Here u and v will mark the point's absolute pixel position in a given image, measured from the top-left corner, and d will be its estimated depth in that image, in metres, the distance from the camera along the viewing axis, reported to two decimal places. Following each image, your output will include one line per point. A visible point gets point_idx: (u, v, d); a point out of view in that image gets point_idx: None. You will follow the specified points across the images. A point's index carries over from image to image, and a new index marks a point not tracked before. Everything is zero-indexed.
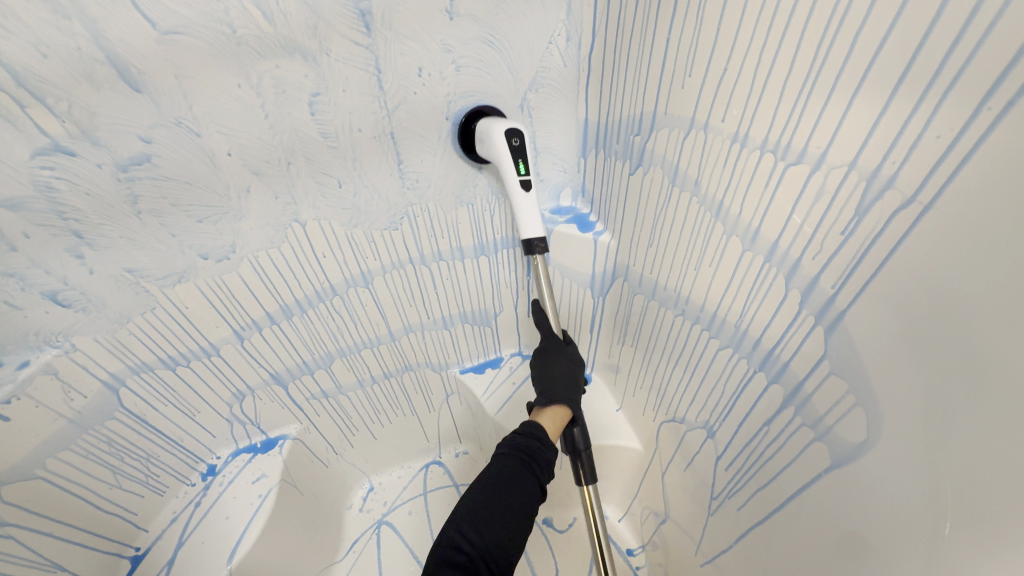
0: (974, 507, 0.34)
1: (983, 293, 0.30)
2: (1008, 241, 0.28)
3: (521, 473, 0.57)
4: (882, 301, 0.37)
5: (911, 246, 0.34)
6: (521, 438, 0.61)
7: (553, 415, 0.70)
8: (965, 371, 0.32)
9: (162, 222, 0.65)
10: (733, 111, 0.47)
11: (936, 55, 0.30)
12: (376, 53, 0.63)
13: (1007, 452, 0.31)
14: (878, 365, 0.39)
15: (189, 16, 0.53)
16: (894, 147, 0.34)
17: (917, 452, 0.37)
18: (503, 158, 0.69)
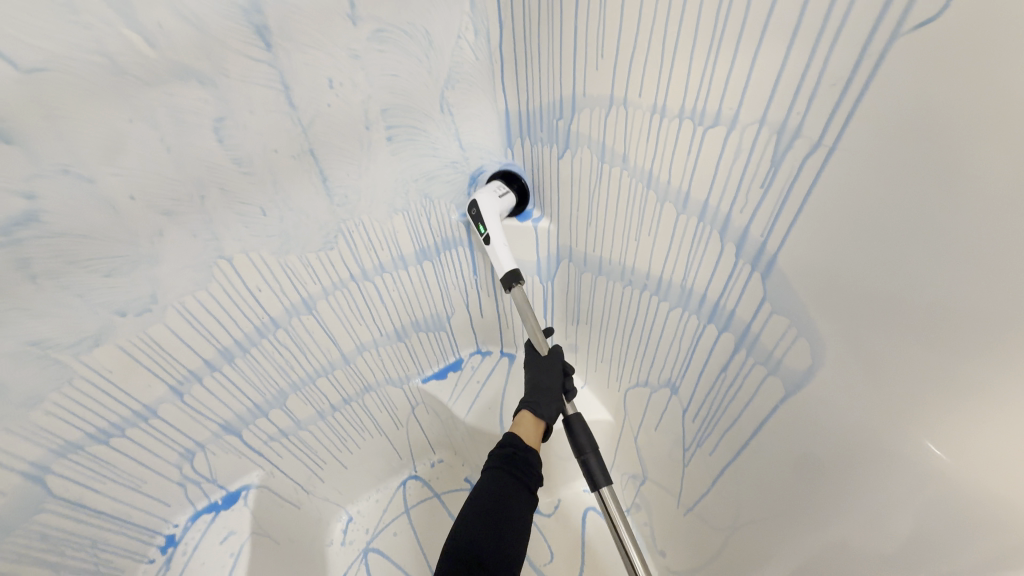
0: (919, 395, 0.38)
1: (934, 204, 0.32)
2: (912, 150, 0.32)
3: (504, 481, 0.60)
4: (826, 223, 0.39)
5: (824, 182, 0.38)
6: (501, 447, 0.64)
7: (526, 423, 0.71)
8: (889, 278, 0.36)
9: (64, 283, 0.58)
10: (648, 86, 0.50)
11: (820, 11, 0.33)
12: (279, 67, 0.59)
13: (935, 340, 0.35)
14: (812, 291, 0.43)
15: (57, 50, 0.47)
16: (796, 100, 0.37)
17: (857, 361, 0.41)
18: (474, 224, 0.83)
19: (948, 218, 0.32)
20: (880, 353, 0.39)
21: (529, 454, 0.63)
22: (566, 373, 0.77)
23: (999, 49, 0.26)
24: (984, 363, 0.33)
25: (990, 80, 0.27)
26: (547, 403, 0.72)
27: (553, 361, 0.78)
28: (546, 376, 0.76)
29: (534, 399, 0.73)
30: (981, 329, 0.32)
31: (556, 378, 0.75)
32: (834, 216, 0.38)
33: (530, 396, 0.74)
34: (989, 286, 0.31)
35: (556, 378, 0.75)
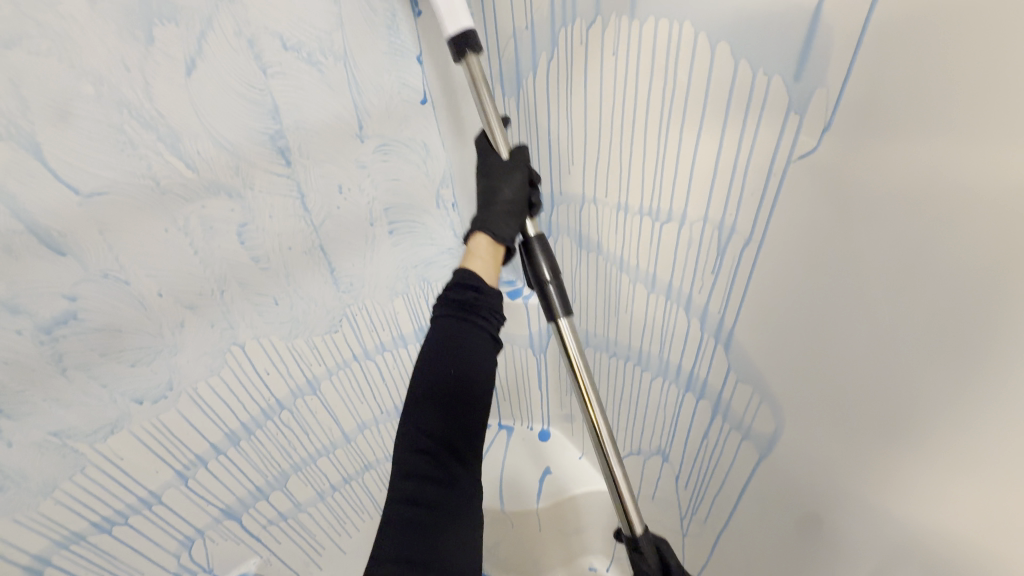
0: (877, 436, 0.37)
1: (882, 243, 0.33)
2: (852, 198, 0.34)
3: (463, 331, 0.50)
4: (801, 268, 0.40)
5: (782, 230, 0.40)
6: (454, 292, 0.51)
7: (482, 250, 0.55)
8: (841, 313, 0.37)
9: (90, 374, 0.63)
10: (612, 188, 0.58)
11: (733, 141, 0.42)
12: (297, 179, 0.68)
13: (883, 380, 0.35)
14: (780, 323, 0.44)
15: (113, 177, 0.55)
16: (726, 205, 0.45)
17: (823, 399, 0.42)
18: None
19: (882, 261, 0.33)
20: (861, 400, 0.38)
21: (490, 298, 0.52)
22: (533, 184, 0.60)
23: (924, 108, 0.28)
24: (954, 412, 0.31)
25: (921, 129, 0.29)
26: (505, 222, 0.55)
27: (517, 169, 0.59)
28: (506, 184, 0.57)
29: (489, 218, 0.55)
30: (947, 375, 0.31)
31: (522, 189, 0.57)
32: (807, 264, 0.39)
33: (486, 212, 0.56)
34: (951, 329, 0.30)
35: (519, 187, 0.57)
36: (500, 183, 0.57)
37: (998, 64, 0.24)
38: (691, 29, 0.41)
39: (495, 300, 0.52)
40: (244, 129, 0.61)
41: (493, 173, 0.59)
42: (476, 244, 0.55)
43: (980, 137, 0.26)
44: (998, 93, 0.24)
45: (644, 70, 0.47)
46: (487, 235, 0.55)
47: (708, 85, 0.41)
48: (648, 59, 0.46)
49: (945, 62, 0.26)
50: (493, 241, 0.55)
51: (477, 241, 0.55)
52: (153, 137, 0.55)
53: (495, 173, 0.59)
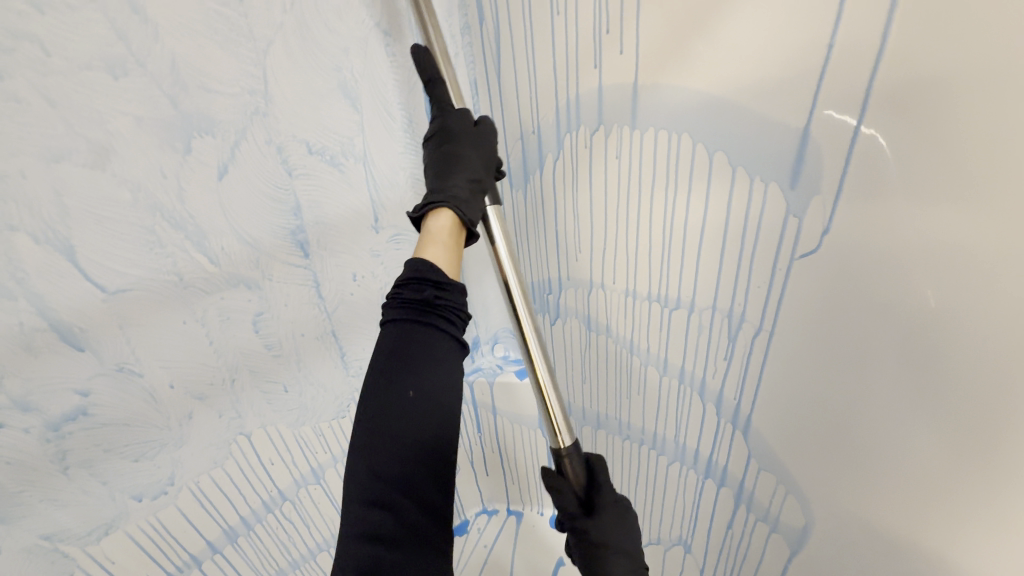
0: (918, 487, 0.35)
1: (887, 283, 0.33)
2: (849, 249, 0.35)
3: (421, 338, 0.47)
4: (810, 317, 0.40)
5: (788, 298, 0.41)
6: (410, 291, 0.48)
7: (442, 231, 0.52)
8: (858, 359, 0.37)
9: (91, 472, 0.61)
10: (619, 274, 0.61)
11: (736, 237, 0.44)
12: (314, 268, 0.70)
13: (912, 423, 0.34)
14: (797, 378, 0.43)
15: (138, 275, 0.56)
16: (734, 295, 0.46)
17: (854, 453, 0.40)
18: None
19: (891, 302, 0.33)
20: (880, 450, 0.37)
21: (455, 290, 0.50)
22: (494, 164, 0.60)
23: (938, 178, 0.28)
24: (979, 473, 0.31)
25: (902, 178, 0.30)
26: (471, 202, 0.54)
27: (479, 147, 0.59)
28: (470, 159, 0.57)
29: (455, 195, 0.53)
30: (972, 434, 0.30)
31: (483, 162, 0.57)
32: (815, 310, 0.39)
33: (450, 188, 0.54)
34: (970, 391, 0.30)
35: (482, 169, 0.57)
36: (465, 152, 0.57)
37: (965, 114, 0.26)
38: (689, 140, 0.44)
39: (455, 289, 0.50)
40: (265, 223, 0.63)
41: (456, 144, 0.57)
42: (438, 224, 0.52)
43: (957, 173, 0.27)
44: (972, 138, 0.26)
45: (647, 171, 0.50)
46: (452, 213, 0.53)
47: (709, 185, 0.44)
48: (649, 161, 0.49)
49: (908, 118, 0.29)
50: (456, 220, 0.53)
51: (438, 220, 0.52)
52: (181, 236, 0.58)
53: (459, 146, 0.57)
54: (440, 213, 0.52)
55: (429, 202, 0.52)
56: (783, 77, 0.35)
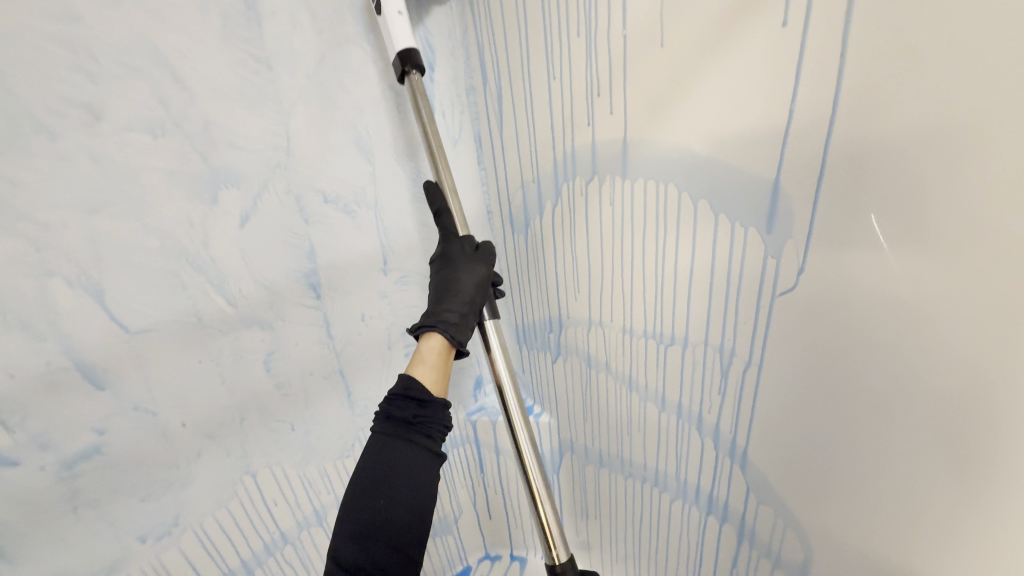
0: (921, 507, 0.36)
1: (869, 311, 0.36)
2: (830, 281, 0.38)
3: (400, 452, 0.50)
4: (800, 350, 0.42)
5: (775, 330, 0.44)
6: (396, 408, 0.52)
7: (433, 352, 0.55)
8: (850, 384, 0.39)
9: (101, 512, 0.62)
10: (617, 312, 0.63)
11: (722, 276, 0.47)
12: (324, 309, 0.73)
13: (907, 443, 0.36)
14: (792, 407, 0.45)
15: (159, 316, 0.60)
16: (723, 330, 0.49)
17: (856, 477, 0.41)
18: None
19: (874, 329, 0.36)
20: (876, 477, 0.39)
21: (437, 409, 0.52)
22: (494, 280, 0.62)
23: (907, 214, 0.31)
24: (968, 497, 0.33)
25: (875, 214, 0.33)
26: (462, 322, 0.57)
27: (482, 262, 0.61)
28: (466, 278, 0.59)
29: (445, 316, 0.56)
30: (966, 449, 0.32)
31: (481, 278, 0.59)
32: (804, 339, 0.41)
33: (444, 309, 0.57)
34: (954, 417, 0.32)
35: (477, 286, 0.59)
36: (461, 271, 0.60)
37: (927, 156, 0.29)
38: (674, 189, 0.48)
39: (439, 412, 0.53)
40: (281, 267, 0.67)
41: (452, 265, 0.60)
42: (430, 346, 0.56)
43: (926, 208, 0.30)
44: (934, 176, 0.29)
45: (639, 216, 0.54)
46: (441, 336, 0.56)
47: (695, 228, 0.48)
48: (640, 206, 0.53)
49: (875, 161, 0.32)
50: (446, 342, 0.56)
51: (430, 341, 0.56)
52: (202, 279, 0.61)
53: (455, 265, 0.60)
54: (432, 334, 0.56)
55: (422, 324, 0.56)
56: (754, 135, 0.39)
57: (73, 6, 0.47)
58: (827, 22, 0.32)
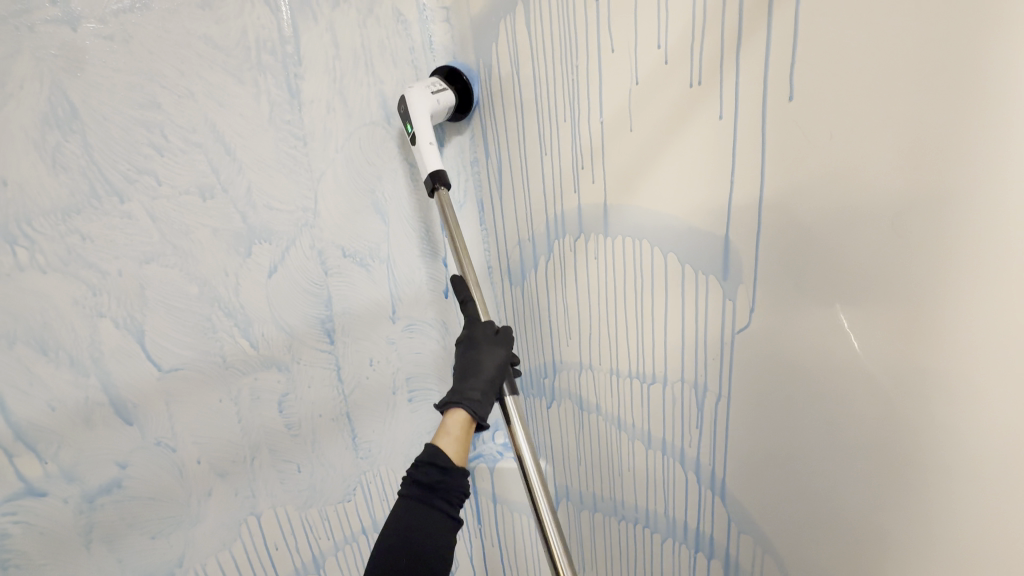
0: (899, 468, 0.39)
1: (819, 301, 0.41)
2: (784, 283, 0.44)
3: (421, 521, 0.52)
4: (769, 355, 0.47)
5: (740, 358, 0.50)
6: (418, 477, 0.53)
7: (453, 427, 0.56)
8: (813, 371, 0.44)
9: (112, 547, 0.65)
10: (604, 355, 0.70)
11: (690, 318, 0.54)
12: (337, 353, 0.77)
13: (868, 411, 0.40)
14: (768, 413, 0.49)
15: (190, 356, 0.66)
16: (695, 367, 0.56)
17: (840, 465, 0.43)
18: (419, 123, 0.70)
19: (824, 318, 0.41)
20: (856, 486, 0.42)
21: (455, 480, 0.54)
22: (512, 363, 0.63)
23: (834, 207, 0.38)
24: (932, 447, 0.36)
25: (813, 216, 0.40)
26: (482, 401, 0.58)
27: (501, 348, 0.63)
28: (488, 360, 0.61)
29: (466, 394, 0.58)
30: (918, 395, 0.36)
31: (500, 365, 0.61)
32: (767, 344, 0.47)
33: (466, 387, 0.59)
34: (907, 388, 0.37)
35: (498, 368, 0.60)
36: (482, 359, 0.61)
37: (839, 155, 0.37)
38: (647, 243, 0.57)
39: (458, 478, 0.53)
40: (300, 313, 0.73)
41: (476, 348, 0.62)
42: (452, 420, 0.57)
43: (846, 197, 0.37)
44: (848, 171, 0.37)
45: (618, 267, 0.62)
46: (464, 411, 0.57)
47: (667, 277, 0.56)
48: (620, 258, 0.61)
49: (801, 170, 0.40)
50: (467, 419, 0.57)
51: (454, 414, 0.57)
52: (230, 322, 0.68)
53: (479, 348, 0.62)
54: (454, 409, 0.58)
55: (444, 402, 0.58)
56: (709, 195, 0.48)
57: (157, 97, 0.59)
58: (750, 117, 0.42)
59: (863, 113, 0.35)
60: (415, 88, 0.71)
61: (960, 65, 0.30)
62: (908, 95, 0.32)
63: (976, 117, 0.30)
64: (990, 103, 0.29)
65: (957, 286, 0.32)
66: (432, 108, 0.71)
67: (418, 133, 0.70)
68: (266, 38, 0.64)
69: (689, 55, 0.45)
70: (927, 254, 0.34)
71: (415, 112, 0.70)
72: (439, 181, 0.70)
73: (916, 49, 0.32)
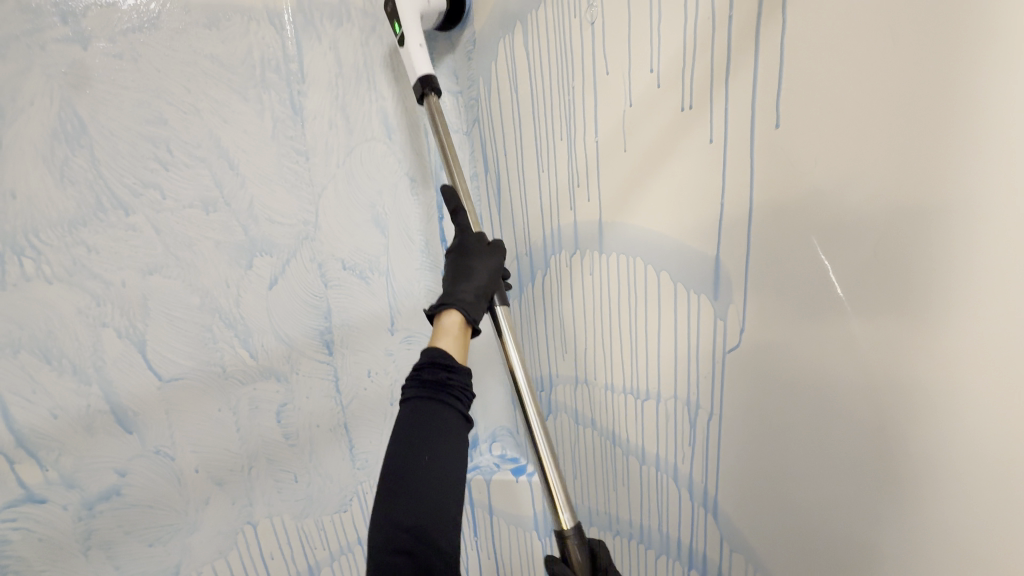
0: (888, 490, 0.38)
1: (809, 321, 0.41)
2: (776, 302, 0.44)
3: (432, 420, 0.46)
4: (759, 374, 0.47)
5: (731, 378, 0.50)
6: (426, 372, 0.48)
7: (450, 328, 0.54)
8: (803, 390, 0.44)
9: (109, 554, 0.66)
10: (599, 370, 0.70)
11: (682, 337, 0.55)
12: (335, 364, 0.78)
13: (856, 432, 0.40)
14: (760, 434, 0.49)
15: (190, 365, 0.67)
16: (687, 386, 0.56)
17: (831, 487, 0.43)
18: (407, 20, 0.67)
19: (814, 337, 0.41)
20: (847, 508, 0.42)
21: (461, 371, 0.49)
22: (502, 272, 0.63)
23: (821, 226, 0.38)
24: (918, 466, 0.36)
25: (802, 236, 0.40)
26: (476, 302, 0.56)
27: (492, 256, 0.62)
28: (480, 272, 0.60)
29: (461, 298, 0.56)
30: (904, 415, 0.36)
31: (492, 271, 0.60)
32: (758, 363, 0.47)
33: (459, 291, 0.56)
34: (893, 406, 0.36)
35: (489, 276, 0.60)
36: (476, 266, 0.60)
37: (825, 175, 0.37)
38: (641, 262, 0.57)
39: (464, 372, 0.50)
40: (300, 324, 0.74)
41: (467, 259, 0.61)
42: (446, 322, 0.54)
43: (833, 216, 0.38)
44: (834, 189, 0.37)
45: (613, 284, 0.63)
46: (460, 312, 0.55)
47: (660, 295, 0.56)
48: (615, 276, 0.62)
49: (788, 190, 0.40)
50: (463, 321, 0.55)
51: (449, 316, 0.55)
52: (231, 333, 0.69)
53: (471, 258, 0.61)
54: (449, 313, 0.55)
55: (440, 303, 0.55)
56: (699, 219, 0.49)
57: (163, 114, 0.61)
58: (737, 146, 0.43)
59: (850, 133, 0.35)
60: None
61: (937, 87, 0.30)
62: (885, 114, 0.33)
63: (955, 132, 0.30)
64: (968, 119, 0.29)
65: (940, 301, 0.32)
66: (419, 8, 0.69)
67: (406, 30, 0.67)
68: (270, 55, 0.66)
69: (680, 80, 0.47)
70: (910, 274, 0.33)
71: (404, 9, 0.68)
72: (428, 87, 0.68)
73: (892, 69, 0.32)
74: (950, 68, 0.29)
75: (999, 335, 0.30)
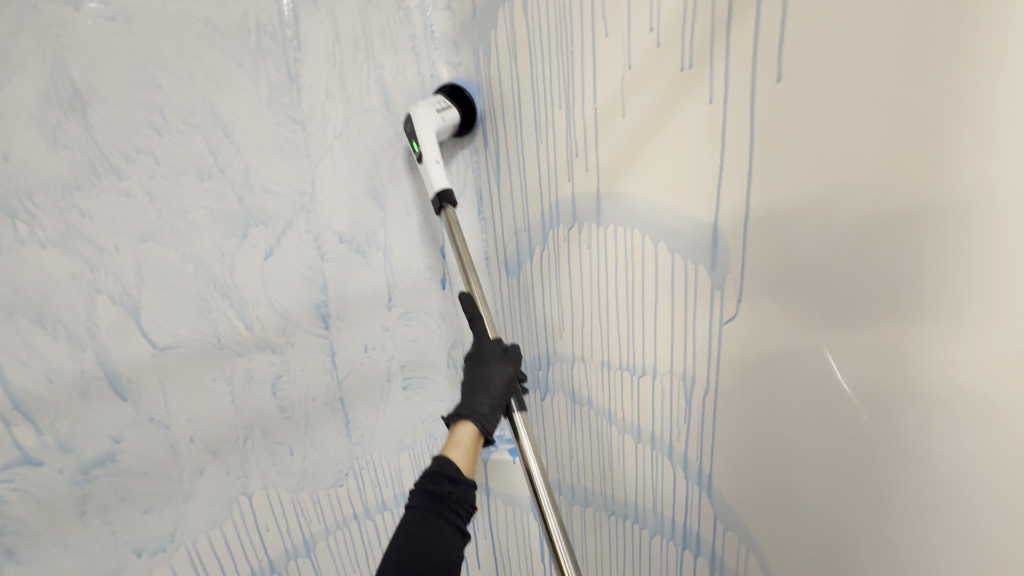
0: (885, 466, 0.37)
1: (807, 290, 0.40)
2: (773, 272, 0.42)
3: (433, 533, 0.47)
4: (755, 347, 0.46)
5: (727, 351, 0.49)
6: (431, 484, 0.49)
7: (462, 441, 0.55)
8: (800, 364, 0.42)
9: (104, 520, 0.66)
10: (595, 347, 0.69)
11: (679, 310, 0.53)
12: (331, 337, 0.78)
13: (854, 405, 0.38)
14: (755, 409, 0.48)
15: (185, 334, 0.67)
16: (683, 361, 0.55)
17: (824, 462, 0.42)
18: (425, 141, 0.72)
19: (812, 307, 0.40)
20: (841, 483, 0.41)
21: (467, 487, 0.50)
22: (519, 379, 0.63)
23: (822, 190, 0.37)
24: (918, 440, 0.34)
25: (801, 201, 0.38)
26: (490, 415, 0.58)
27: (509, 366, 0.64)
28: (496, 380, 0.61)
29: (474, 410, 0.57)
30: (905, 386, 0.34)
31: (507, 382, 0.61)
32: (754, 335, 0.46)
33: (472, 402, 0.58)
34: (893, 378, 0.35)
35: (504, 387, 0.61)
36: (491, 375, 0.61)
37: (827, 136, 0.35)
38: (638, 233, 0.56)
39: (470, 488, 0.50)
40: (296, 297, 0.73)
41: (483, 364, 0.63)
42: (460, 432, 0.56)
43: (834, 179, 0.36)
44: (836, 151, 0.35)
45: (610, 257, 0.61)
46: (474, 425, 0.56)
47: (657, 267, 0.55)
48: (613, 248, 0.60)
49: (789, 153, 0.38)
50: (476, 434, 0.56)
51: (463, 428, 0.56)
52: (226, 303, 0.69)
53: (486, 365, 0.63)
54: (462, 424, 0.57)
55: (454, 413, 0.57)
56: (698, 184, 0.47)
57: (157, 79, 0.60)
58: (737, 104, 0.41)
59: (853, 89, 0.33)
60: (421, 105, 0.73)
61: (953, 37, 0.28)
62: (896, 69, 0.31)
63: (971, 85, 0.28)
64: (985, 69, 0.27)
65: (944, 267, 0.31)
66: (436, 126, 0.73)
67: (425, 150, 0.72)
68: (266, 23, 0.65)
69: (679, 37, 0.45)
70: (914, 240, 0.32)
71: (423, 132, 0.72)
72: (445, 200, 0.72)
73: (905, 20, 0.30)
74: (967, 20, 0.27)
75: (1001, 301, 0.28)
